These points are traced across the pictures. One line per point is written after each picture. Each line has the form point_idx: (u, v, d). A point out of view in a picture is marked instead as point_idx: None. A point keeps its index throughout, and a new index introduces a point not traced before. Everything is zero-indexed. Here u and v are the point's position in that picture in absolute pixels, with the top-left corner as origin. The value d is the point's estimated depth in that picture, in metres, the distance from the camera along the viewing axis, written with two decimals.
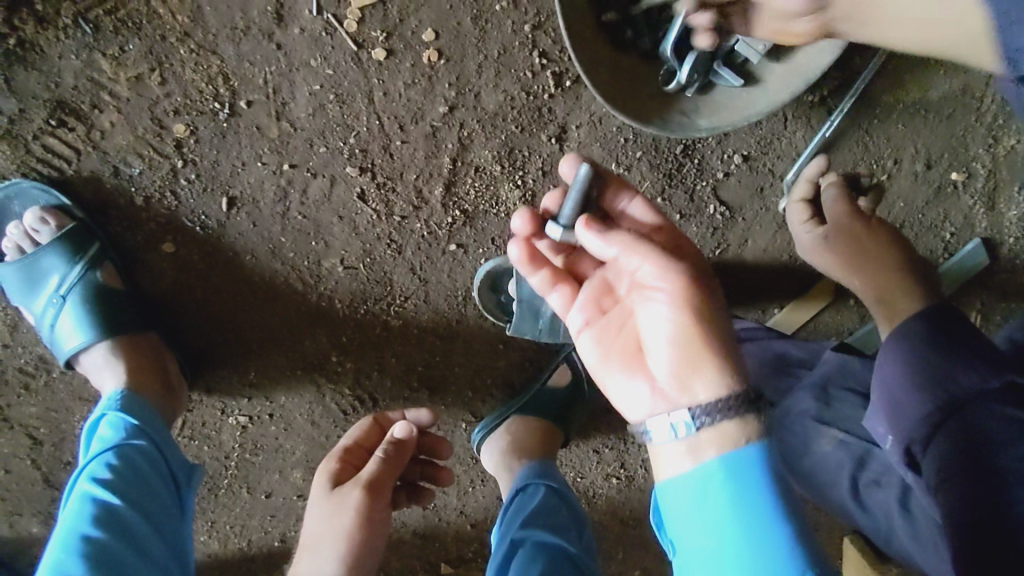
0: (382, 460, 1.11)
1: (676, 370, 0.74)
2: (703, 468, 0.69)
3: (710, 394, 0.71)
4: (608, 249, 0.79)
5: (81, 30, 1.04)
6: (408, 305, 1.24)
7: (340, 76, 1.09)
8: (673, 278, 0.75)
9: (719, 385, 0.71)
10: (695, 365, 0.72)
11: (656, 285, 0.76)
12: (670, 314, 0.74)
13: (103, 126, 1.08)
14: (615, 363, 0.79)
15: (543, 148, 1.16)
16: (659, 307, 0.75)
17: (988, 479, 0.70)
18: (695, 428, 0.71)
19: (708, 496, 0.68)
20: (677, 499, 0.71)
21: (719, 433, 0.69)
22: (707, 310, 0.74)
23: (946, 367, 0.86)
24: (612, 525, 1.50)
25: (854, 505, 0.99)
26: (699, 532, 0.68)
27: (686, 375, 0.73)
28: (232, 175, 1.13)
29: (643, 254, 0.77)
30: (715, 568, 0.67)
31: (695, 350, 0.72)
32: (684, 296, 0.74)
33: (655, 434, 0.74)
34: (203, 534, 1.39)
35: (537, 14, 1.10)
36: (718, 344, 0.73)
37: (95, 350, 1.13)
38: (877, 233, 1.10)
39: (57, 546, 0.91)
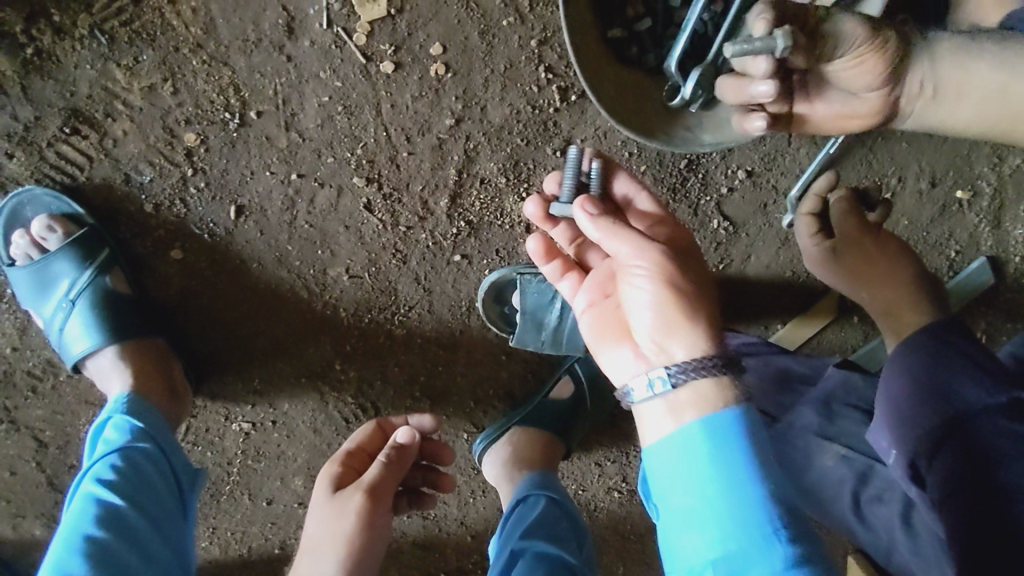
0: (384, 465, 1.11)
1: (655, 337, 0.75)
2: (683, 431, 0.70)
3: (686, 354, 0.73)
4: (590, 232, 0.81)
5: (97, 41, 1.06)
6: (412, 315, 1.25)
7: (348, 88, 1.11)
8: (648, 255, 0.76)
9: (694, 348, 0.72)
10: (670, 331, 0.74)
11: (632, 263, 0.77)
12: (648, 287, 0.76)
13: (116, 134, 1.10)
14: (606, 336, 0.81)
15: (548, 161, 1.18)
16: (638, 281, 0.77)
17: (992, 493, 0.71)
18: (671, 385, 0.72)
19: (688, 455, 0.69)
20: (659, 460, 0.72)
21: (697, 393, 0.71)
22: (683, 280, 0.75)
23: (949, 380, 0.86)
24: (613, 539, 1.50)
25: (856, 521, 0.98)
26: (680, 490, 0.69)
27: (662, 340, 0.74)
28: (241, 184, 1.14)
29: (621, 236, 0.78)
30: (692, 527, 0.67)
31: (671, 317, 0.74)
32: (659, 271, 0.76)
33: (637, 391, 0.75)
34: (205, 540, 1.40)
35: (543, 30, 1.11)
36: (693, 311, 0.74)
37: (102, 354, 1.14)
38: (884, 245, 1.11)
39: (60, 546, 0.92)
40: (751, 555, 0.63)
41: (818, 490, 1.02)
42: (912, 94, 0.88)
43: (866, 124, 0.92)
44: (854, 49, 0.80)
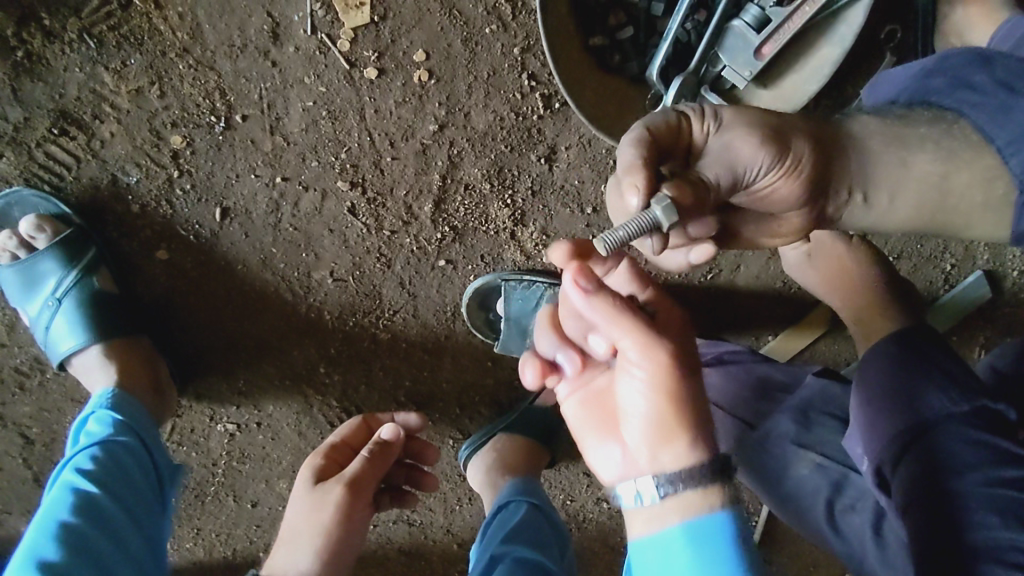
0: (366, 459, 1.12)
1: (647, 443, 0.67)
2: (664, 534, 0.66)
3: (678, 467, 0.65)
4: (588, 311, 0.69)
5: (86, 45, 1.09)
6: (397, 319, 1.26)
7: (332, 93, 1.13)
8: (653, 358, 0.66)
9: (687, 460, 0.65)
10: (665, 438, 0.65)
11: (631, 358, 0.67)
12: (647, 387, 0.67)
13: (103, 136, 1.13)
14: (590, 428, 0.72)
15: (532, 168, 1.18)
16: (637, 378, 0.67)
17: (949, 502, 0.72)
18: (659, 495, 0.65)
19: (671, 560, 0.65)
20: (643, 558, 0.68)
21: (683, 502, 0.65)
22: (687, 386, 0.67)
23: (918, 386, 0.84)
24: (599, 550, 1.49)
25: (830, 531, 0.97)
26: None
27: (652, 446, 0.66)
28: (226, 187, 1.16)
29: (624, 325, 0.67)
30: None
31: (667, 423, 0.66)
32: (663, 372, 0.66)
33: (623, 497, 0.68)
34: (190, 540, 1.41)
35: (526, 38, 1.13)
36: (691, 419, 0.66)
37: (87, 351, 1.16)
38: (855, 251, 1.10)
39: (35, 529, 0.93)
40: None
41: (794, 499, 1.02)
42: (841, 200, 0.79)
43: (787, 240, 0.85)
44: (763, 173, 0.72)
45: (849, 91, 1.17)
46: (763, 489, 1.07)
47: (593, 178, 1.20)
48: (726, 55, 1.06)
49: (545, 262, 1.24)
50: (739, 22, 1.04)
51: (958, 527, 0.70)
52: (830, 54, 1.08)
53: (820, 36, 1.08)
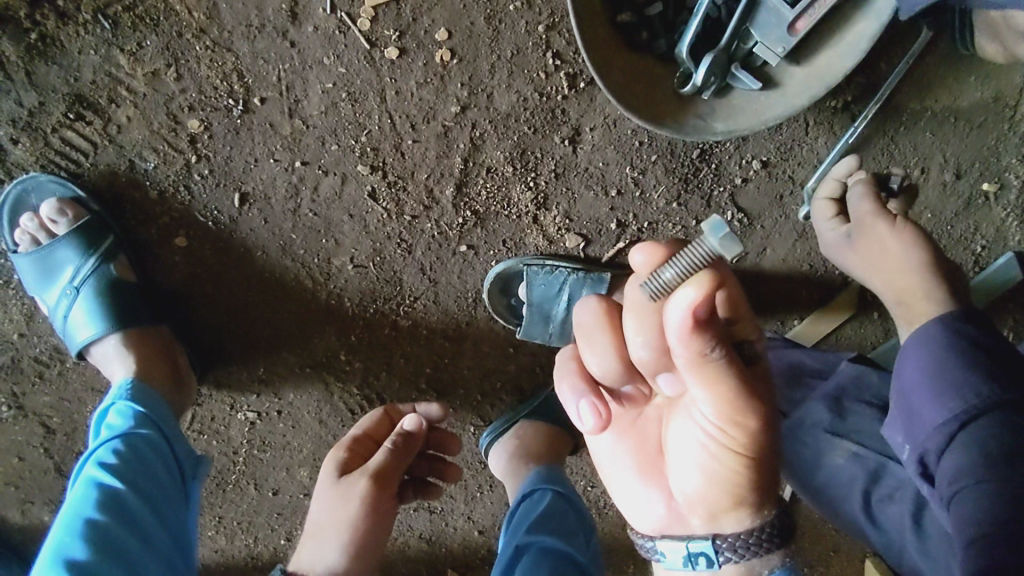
0: (391, 450, 1.11)
1: (702, 504, 0.67)
2: None
3: (735, 530, 0.68)
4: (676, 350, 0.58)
5: (100, 26, 1.06)
6: (418, 306, 1.24)
7: (352, 74, 1.10)
8: (734, 423, 0.60)
9: (744, 518, 0.67)
10: (723, 503, 0.66)
11: (705, 417, 0.62)
12: (716, 456, 0.64)
13: (119, 121, 1.10)
14: (635, 468, 0.73)
15: (555, 150, 1.15)
16: (706, 442, 0.64)
17: (999, 488, 0.68)
18: None
19: None
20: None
21: (742, 567, 0.69)
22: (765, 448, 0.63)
23: (965, 372, 0.80)
24: (621, 536, 1.48)
25: (866, 522, 0.95)
26: None
27: (710, 505, 0.67)
28: (245, 171, 1.14)
29: (716, 393, 0.59)
30: None
31: (728, 491, 0.65)
32: (745, 445, 0.62)
33: (665, 554, 0.72)
34: (211, 529, 1.40)
35: (551, 15, 1.09)
36: (754, 484, 0.65)
37: (106, 341, 1.14)
38: (900, 234, 1.00)
39: (61, 527, 0.92)
40: None
41: (828, 490, 0.99)
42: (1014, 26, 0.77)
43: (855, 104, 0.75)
44: None
45: (882, 67, 1.14)
46: (793, 478, 1.05)
47: (617, 160, 1.16)
48: (759, 31, 1.02)
49: (568, 247, 1.21)
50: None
51: (1003, 513, 0.66)
52: (867, 29, 1.02)
53: (857, 9, 1.04)
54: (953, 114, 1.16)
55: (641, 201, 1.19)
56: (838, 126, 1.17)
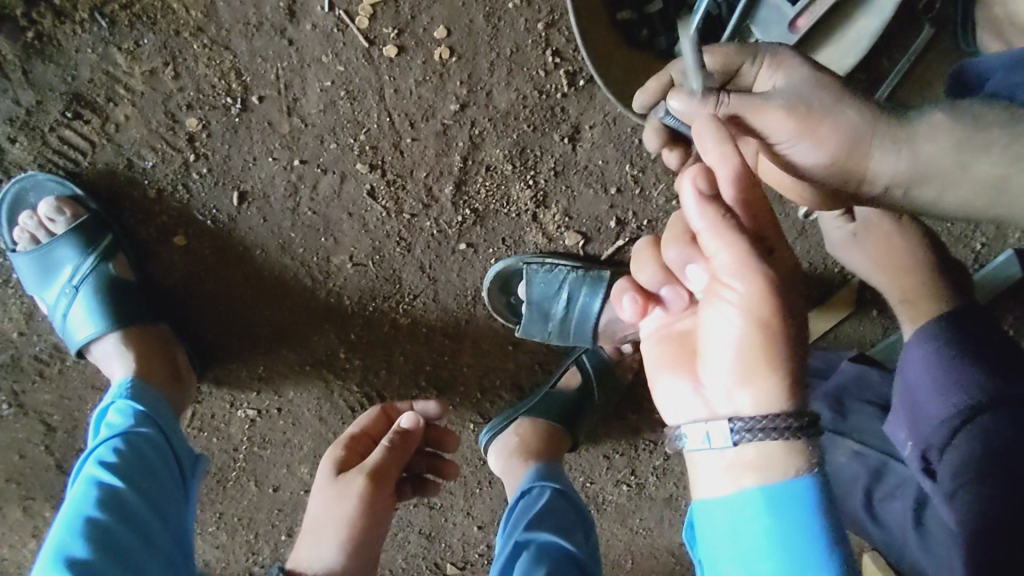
0: (387, 449, 1.11)
1: (730, 377, 0.61)
2: (739, 495, 0.62)
3: (759, 409, 0.60)
4: (692, 217, 0.60)
5: (97, 25, 1.05)
6: (417, 304, 1.24)
7: (351, 72, 1.09)
8: (748, 278, 0.58)
9: (772, 399, 0.60)
10: (748, 377, 0.60)
11: (723, 282, 0.60)
12: (737, 318, 0.60)
13: (118, 119, 1.10)
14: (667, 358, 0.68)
15: (555, 147, 1.15)
16: (727, 307, 0.60)
17: (1001, 484, 0.71)
18: (733, 442, 0.61)
19: (743, 527, 0.61)
20: (710, 518, 0.64)
21: (763, 453, 0.60)
22: (785, 310, 0.59)
23: (968, 366, 0.80)
24: (620, 533, 1.48)
25: (867, 519, 0.95)
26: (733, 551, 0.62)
27: (736, 381, 0.61)
28: (243, 170, 1.13)
29: (719, 244, 0.59)
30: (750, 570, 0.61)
31: (752, 357, 0.60)
32: (758, 301, 0.58)
33: (690, 439, 0.64)
34: (212, 525, 1.41)
35: (550, 12, 1.08)
36: (779, 351, 0.59)
37: (105, 339, 1.14)
38: (906, 232, 1.01)
39: (61, 526, 0.92)
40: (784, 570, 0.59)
41: (829, 487, 0.99)
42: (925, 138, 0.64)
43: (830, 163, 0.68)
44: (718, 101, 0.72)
45: (884, 65, 1.13)
46: None
47: (617, 158, 1.16)
48: (760, 29, 1.02)
49: (567, 245, 1.21)
50: (668, 118, 0.91)
51: (1006, 509, 0.69)
52: (869, 26, 1.03)
53: (858, 7, 1.03)
54: None
55: (641, 199, 1.19)
56: None
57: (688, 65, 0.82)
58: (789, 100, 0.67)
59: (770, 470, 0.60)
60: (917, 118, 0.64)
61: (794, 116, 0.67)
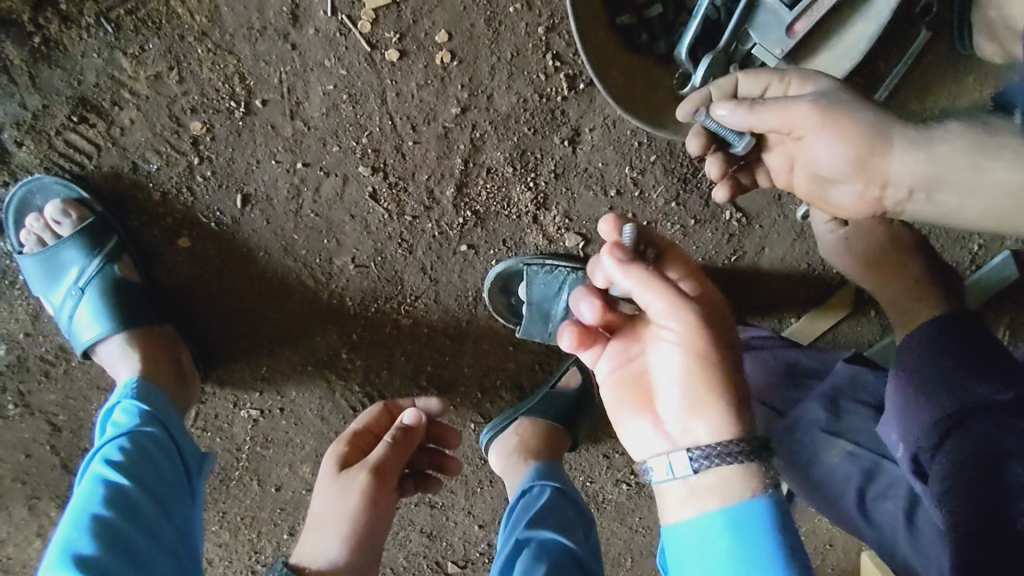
0: (390, 445, 1.13)
1: (679, 411, 0.69)
2: (703, 518, 0.67)
3: (711, 436, 0.67)
4: (622, 280, 0.72)
5: (103, 29, 1.07)
6: (418, 305, 1.25)
7: (353, 76, 1.11)
8: (681, 317, 0.69)
9: (721, 428, 0.67)
10: (695, 409, 0.68)
11: (661, 327, 0.70)
12: (677, 355, 0.69)
13: (123, 123, 1.11)
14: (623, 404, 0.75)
15: (555, 150, 1.16)
16: (668, 347, 0.70)
17: (988, 490, 0.70)
18: (694, 470, 0.67)
19: (708, 549, 0.67)
20: (678, 541, 0.70)
21: (722, 479, 0.66)
22: (720, 347, 0.68)
23: (957, 372, 0.82)
24: (619, 531, 1.49)
25: (860, 518, 0.96)
26: (699, 573, 0.67)
27: (686, 414, 0.68)
28: (247, 173, 1.15)
29: (651, 293, 0.70)
30: None
31: (696, 391, 0.67)
32: (691, 338, 0.68)
33: (656, 471, 0.70)
34: (215, 524, 1.43)
35: (551, 17, 1.09)
36: (722, 386, 0.67)
37: (111, 340, 1.15)
38: (897, 234, 1.03)
39: (68, 523, 0.93)
40: None
41: (825, 486, 1.00)
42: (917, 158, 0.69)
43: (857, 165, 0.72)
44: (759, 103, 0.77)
45: (881, 68, 1.14)
46: (789, 473, 1.06)
47: (616, 160, 1.17)
48: (758, 33, 1.03)
49: (568, 246, 1.22)
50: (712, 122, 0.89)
51: (990, 513, 0.69)
52: (866, 30, 1.03)
53: (855, 10, 1.04)
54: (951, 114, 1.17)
55: (640, 201, 1.20)
56: None
57: (724, 82, 0.90)
58: (817, 98, 0.72)
59: (725, 492, 0.66)
60: (935, 126, 0.67)
61: (824, 116, 0.71)
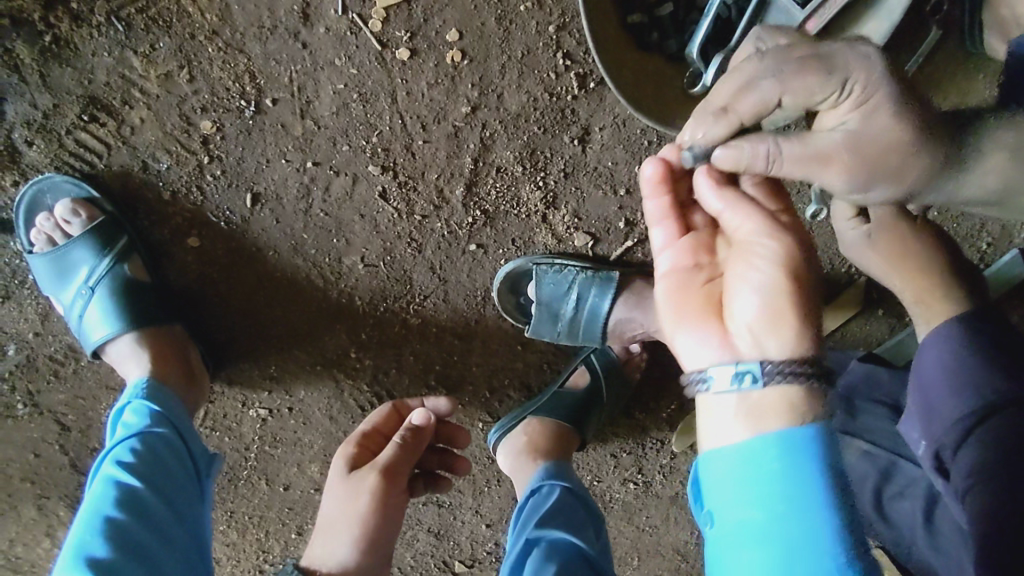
0: (398, 445, 1.12)
1: (753, 323, 0.68)
2: (759, 439, 0.64)
3: (780, 353, 0.66)
4: (714, 202, 0.75)
5: (114, 28, 1.06)
6: (427, 304, 1.25)
7: (364, 75, 1.10)
8: (773, 237, 0.70)
9: (792, 347, 0.66)
10: (772, 322, 0.67)
11: (751, 241, 0.71)
12: (766, 270, 0.69)
13: (133, 122, 1.11)
14: (687, 310, 0.73)
15: (565, 149, 1.15)
16: (757, 263, 0.70)
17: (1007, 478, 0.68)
18: (760, 383, 0.66)
19: (758, 472, 0.63)
20: (720, 467, 0.66)
21: (785, 396, 0.65)
22: (809, 272, 0.69)
23: (977, 369, 0.82)
24: (626, 530, 1.49)
25: (877, 518, 0.96)
26: (742, 504, 0.63)
27: (763, 324, 0.67)
28: (257, 172, 1.14)
29: (748, 214, 0.72)
30: (749, 543, 0.61)
31: (778, 306, 0.67)
32: (785, 257, 0.68)
33: (716, 380, 0.68)
34: (223, 523, 1.43)
35: (562, 15, 1.09)
36: (806, 307, 0.67)
37: (121, 340, 1.16)
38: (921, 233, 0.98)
39: (81, 526, 0.93)
40: (798, 519, 0.60)
41: None
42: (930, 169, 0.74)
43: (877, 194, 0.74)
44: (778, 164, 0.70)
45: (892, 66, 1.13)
46: None
47: (626, 159, 1.17)
48: None
49: (577, 245, 1.22)
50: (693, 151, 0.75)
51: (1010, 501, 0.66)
52: (877, 29, 1.03)
53: (867, 8, 1.03)
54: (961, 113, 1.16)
55: None
56: None
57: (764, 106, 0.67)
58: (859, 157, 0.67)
59: (788, 413, 0.65)
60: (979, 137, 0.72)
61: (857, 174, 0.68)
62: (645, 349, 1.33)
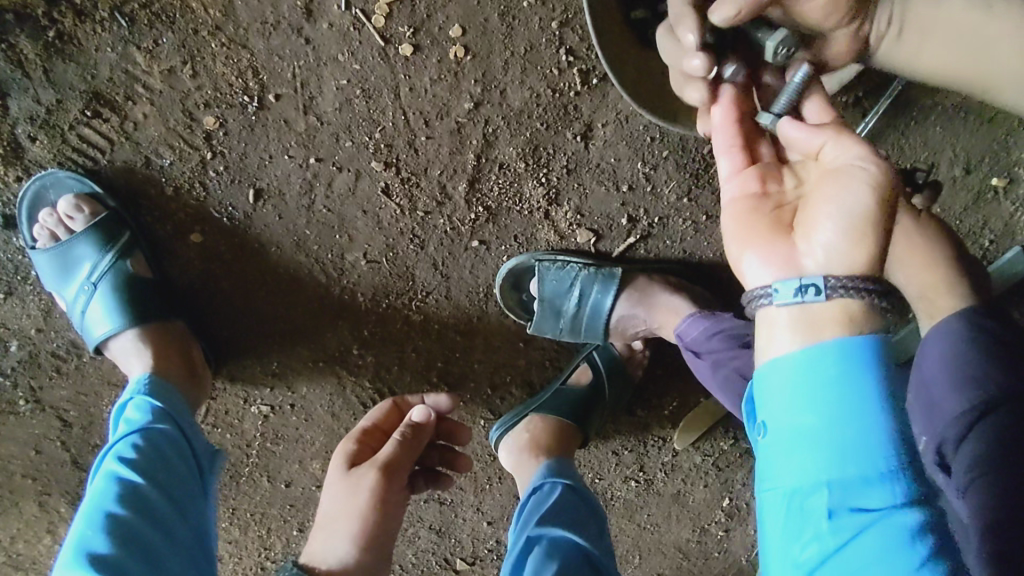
0: (399, 442, 1.12)
1: (830, 246, 0.68)
2: (816, 347, 0.67)
3: (847, 272, 0.67)
4: (813, 137, 0.75)
5: (117, 24, 1.06)
6: (430, 300, 1.25)
7: (367, 71, 1.10)
8: (869, 163, 0.69)
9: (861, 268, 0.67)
10: (851, 244, 0.68)
11: (843, 167, 0.71)
12: (859, 196, 0.68)
13: (136, 118, 1.11)
14: (756, 228, 0.74)
15: (567, 146, 1.15)
16: (851, 187, 0.69)
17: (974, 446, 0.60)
18: (821, 296, 0.68)
19: (812, 379, 0.66)
20: (775, 377, 0.69)
21: (846, 311, 0.68)
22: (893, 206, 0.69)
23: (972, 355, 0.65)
24: (627, 527, 1.49)
25: None
26: (796, 411, 0.67)
27: (842, 245, 0.68)
28: (259, 168, 1.14)
29: (851, 142, 0.71)
30: (801, 445, 0.65)
31: (863, 229, 0.67)
32: (881, 184, 0.68)
33: (778, 293, 0.70)
34: (225, 520, 1.43)
35: (565, 11, 1.08)
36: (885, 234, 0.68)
37: (123, 335, 1.16)
38: None
39: (83, 521, 0.92)
40: (850, 424, 0.64)
41: None
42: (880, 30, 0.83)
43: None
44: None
45: None
46: None
47: (629, 155, 1.16)
48: None
49: (579, 242, 1.22)
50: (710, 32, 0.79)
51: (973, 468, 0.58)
52: None
53: None
54: (965, 110, 1.15)
55: (651, 197, 1.19)
56: (849, 121, 1.15)
57: None
58: None
59: (845, 323, 0.68)
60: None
61: None
62: (647, 346, 1.33)
